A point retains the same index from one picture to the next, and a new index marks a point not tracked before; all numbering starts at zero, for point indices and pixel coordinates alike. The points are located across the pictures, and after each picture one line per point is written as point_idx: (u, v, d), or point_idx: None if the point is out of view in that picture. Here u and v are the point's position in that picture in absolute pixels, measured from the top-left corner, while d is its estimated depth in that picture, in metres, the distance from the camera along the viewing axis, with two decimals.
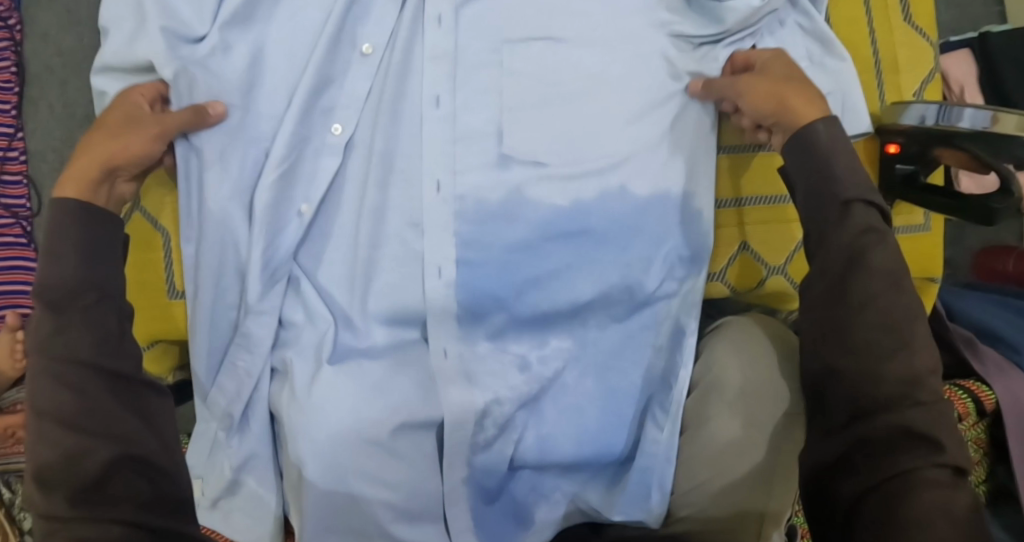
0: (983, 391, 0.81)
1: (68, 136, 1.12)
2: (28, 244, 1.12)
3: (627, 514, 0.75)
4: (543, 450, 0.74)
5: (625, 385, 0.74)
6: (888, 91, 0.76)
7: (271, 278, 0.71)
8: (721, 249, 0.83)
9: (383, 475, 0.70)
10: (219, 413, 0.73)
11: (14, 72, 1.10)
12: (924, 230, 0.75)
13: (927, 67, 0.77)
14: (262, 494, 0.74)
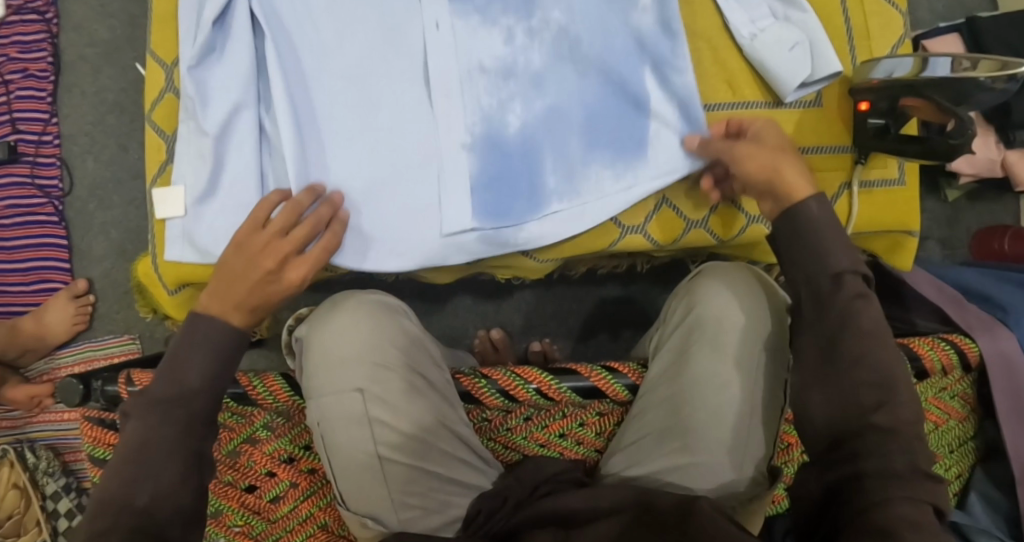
0: (967, 343, 0.83)
1: (98, 121, 1.19)
2: (59, 222, 1.18)
3: (641, 160, 0.72)
4: (553, 115, 0.71)
5: (623, 45, 0.72)
6: (861, 53, 0.80)
7: (240, 31, 0.71)
8: None
9: (374, 211, 0.71)
10: (201, 127, 0.71)
11: (50, 60, 1.18)
12: (899, 184, 0.78)
13: (897, 32, 0.80)
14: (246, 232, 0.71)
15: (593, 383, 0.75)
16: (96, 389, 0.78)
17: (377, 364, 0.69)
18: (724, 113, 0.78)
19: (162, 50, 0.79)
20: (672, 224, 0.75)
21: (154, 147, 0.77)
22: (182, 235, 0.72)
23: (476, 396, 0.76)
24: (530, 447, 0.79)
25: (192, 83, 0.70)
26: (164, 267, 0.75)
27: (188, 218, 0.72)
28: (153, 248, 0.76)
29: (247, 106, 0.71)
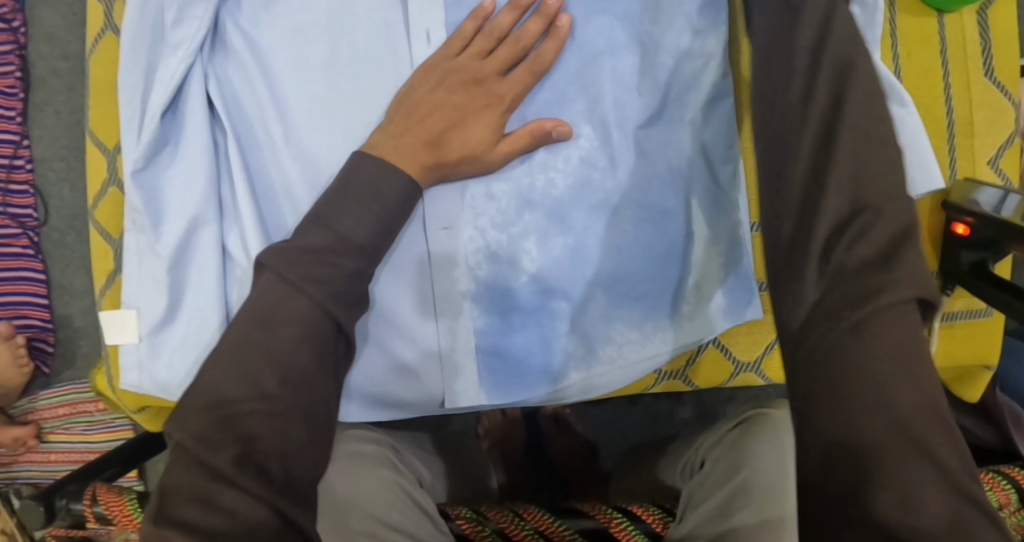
0: None
1: (74, 144, 1.08)
2: (36, 255, 1.09)
3: (673, 317, 0.63)
4: (577, 261, 0.61)
5: (662, 173, 0.61)
6: (960, 159, 0.67)
7: (199, 131, 0.64)
8: (761, 335, 0.68)
9: (366, 364, 0.63)
10: (155, 247, 0.64)
11: (18, 76, 1.06)
12: (986, 315, 0.67)
13: (1006, 127, 0.67)
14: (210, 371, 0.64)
15: (603, 525, 0.66)
16: (62, 508, 0.72)
17: (382, 519, 0.60)
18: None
19: (102, 132, 0.68)
20: (721, 367, 0.69)
21: (101, 253, 0.68)
22: (138, 366, 0.65)
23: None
24: None
25: (137, 189, 0.63)
26: (121, 392, 0.68)
27: (143, 348, 0.65)
28: (108, 364, 0.69)
29: (207, 220, 0.64)
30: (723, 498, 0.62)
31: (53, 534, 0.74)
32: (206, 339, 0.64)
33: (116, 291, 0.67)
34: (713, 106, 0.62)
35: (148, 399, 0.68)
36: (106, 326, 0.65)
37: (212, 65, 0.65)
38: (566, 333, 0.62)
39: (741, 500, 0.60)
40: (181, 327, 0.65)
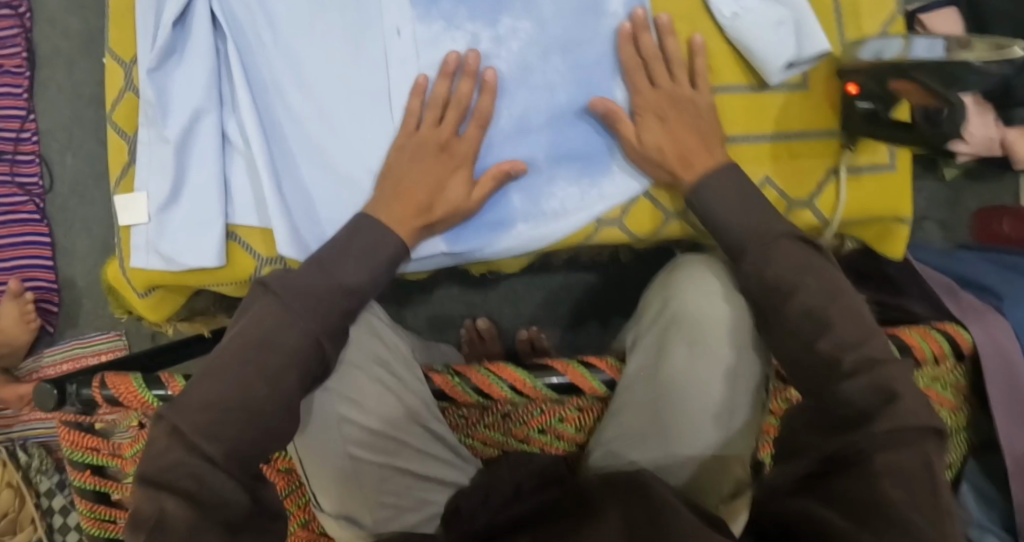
0: (960, 333, 0.81)
1: (75, 117, 1.17)
2: (42, 219, 1.17)
3: (608, 172, 0.75)
4: (521, 127, 0.74)
5: (592, 60, 0.74)
6: (849, 28, 0.76)
7: (203, 39, 0.73)
8: None
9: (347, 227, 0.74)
10: (163, 133, 0.73)
11: (25, 56, 1.15)
12: (891, 169, 0.76)
13: (890, 7, 0.76)
14: (210, 240, 0.73)
15: (571, 379, 0.74)
16: (71, 394, 0.79)
17: (375, 358, 0.72)
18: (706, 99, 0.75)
19: (120, 47, 0.77)
20: (649, 216, 0.75)
21: (115, 148, 0.77)
22: (146, 244, 0.74)
23: (449, 393, 0.75)
24: (510, 443, 0.78)
25: (151, 86, 0.73)
26: (132, 273, 0.76)
27: (151, 227, 0.74)
28: (119, 251, 0.77)
29: (209, 111, 0.73)
30: (661, 335, 0.73)
31: (61, 422, 0.81)
32: (206, 213, 0.73)
33: (129, 180, 0.76)
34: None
35: (156, 280, 0.76)
36: (120, 208, 0.74)
37: None
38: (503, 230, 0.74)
39: (674, 338, 0.72)
40: (184, 207, 0.74)
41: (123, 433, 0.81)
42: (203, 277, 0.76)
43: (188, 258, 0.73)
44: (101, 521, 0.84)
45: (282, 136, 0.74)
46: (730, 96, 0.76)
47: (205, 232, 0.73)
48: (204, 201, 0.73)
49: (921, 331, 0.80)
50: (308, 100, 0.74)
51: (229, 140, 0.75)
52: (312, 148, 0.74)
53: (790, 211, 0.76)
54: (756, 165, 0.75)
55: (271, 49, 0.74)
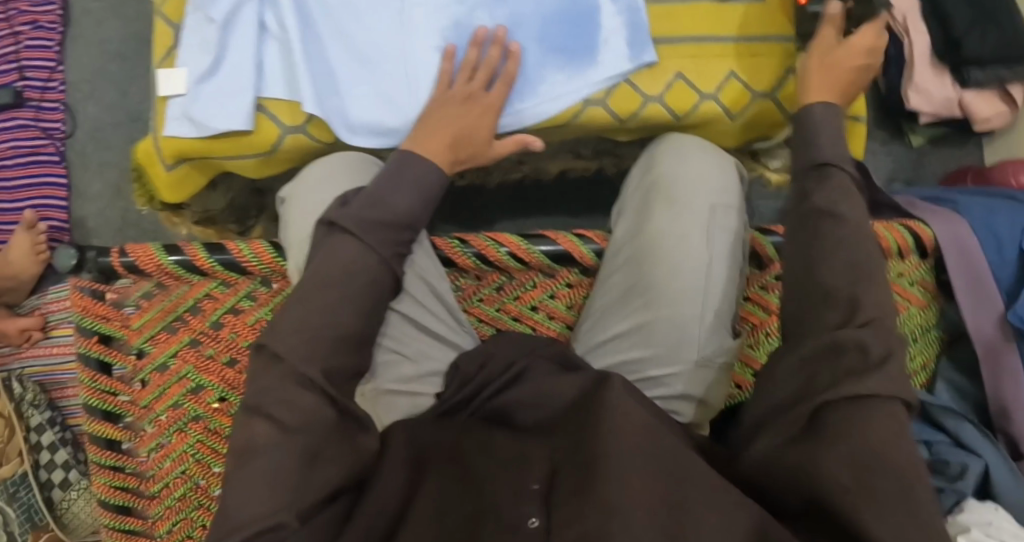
0: (923, 229, 0.87)
1: (102, 69, 1.26)
2: (61, 162, 1.23)
3: (593, 63, 0.80)
4: (514, 22, 0.81)
5: None
6: None
7: None
8: (658, 76, 0.81)
9: (365, 99, 0.81)
10: (209, 15, 0.83)
11: (60, 12, 1.25)
12: None
13: None
14: (241, 106, 0.81)
15: (563, 247, 0.79)
16: (91, 260, 0.83)
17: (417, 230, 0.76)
18: (674, 7, 0.83)
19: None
20: (631, 98, 0.81)
21: (162, 34, 0.87)
22: (180, 113, 0.83)
23: (451, 259, 0.79)
24: (502, 320, 0.82)
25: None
26: (162, 143, 0.83)
27: (188, 97, 0.83)
28: (153, 125, 0.85)
29: (251, 0, 0.84)
30: (643, 207, 0.78)
31: (76, 286, 0.81)
32: (239, 84, 0.82)
33: (171, 61, 0.86)
34: None
35: (182, 151, 0.83)
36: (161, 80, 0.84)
37: None
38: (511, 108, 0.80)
39: (656, 208, 0.77)
40: (217, 81, 0.82)
41: (133, 303, 0.83)
42: (230, 145, 0.83)
43: (214, 123, 0.81)
44: (101, 393, 0.83)
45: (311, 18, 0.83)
46: (694, 6, 0.83)
47: (239, 101, 0.81)
48: (239, 77, 0.82)
49: (888, 227, 0.86)
50: None
51: (266, 28, 0.85)
52: (338, 27, 0.83)
53: (754, 102, 0.83)
54: (716, 60, 0.82)
55: None
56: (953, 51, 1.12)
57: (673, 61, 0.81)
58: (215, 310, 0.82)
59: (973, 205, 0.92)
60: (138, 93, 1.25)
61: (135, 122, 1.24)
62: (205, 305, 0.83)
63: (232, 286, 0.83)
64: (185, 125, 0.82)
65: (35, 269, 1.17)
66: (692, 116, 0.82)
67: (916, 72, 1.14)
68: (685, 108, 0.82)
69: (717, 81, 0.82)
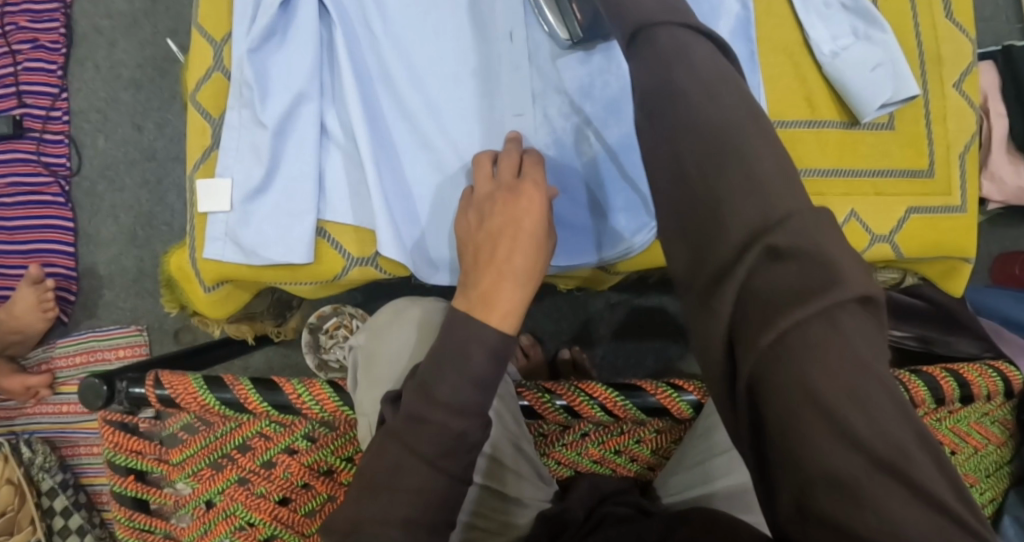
0: (1012, 371, 0.85)
1: (112, 98, 1.14)
2: (66, 203, 1.12)
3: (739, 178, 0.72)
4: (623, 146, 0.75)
5: None
6: (930, 75, 0.80)
7: (311, 25, 0.76)
8: (834, 215, 0.77)
9: (442, 230, 0.76)
10: (260, 117, 0.75)
11: (62, 31, 1.12)
12: (962, 212, 0.79)
13: (968, 57, 0.81)
14: (302, 232, 0.74)
15: (659, 400, 0.74)
16: (121, 391, 0.76)
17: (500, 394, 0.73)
18: (801, 131, 0.78)
19: (211, 26, 0.80)
20: (863, 234, 0.77)
21: (198, 130, 0.80)
22: (224, 233, 0.75)
23: (539, 411, 0.75)
24: (583, 464, 0.78)
25: (251, 67, 0.75)
26: (202, 264, 0.76)
27: (234, 215, 0.75)
28: (191, 240, 0.77)
29: (310, 98, 0.76)
30: None
31: (105, 421, 0.76)
32: (299, 206, 0.75)
33: (210, 163, 0.79)
34: (742, 32, 0.77)
35: (227, 274, 0.77)
36: (202, 194, 0.75)
37: None
38: (585, 251, 0.76)
39: None
40: (269, 197, 0.75)
41: (171, 434, 0.77)
42: (287, 271, 0.76)
43: (275, 250, 0.74)
44: (139, 531, 0.78)
45: (387, 131, 0.77)
46: (822, 132, 0.78)
47: (303, 223, 0.74)
48: (298, 192, 0.75)
49: (978, 369, 0.84)
50: (416, 95, 0.77)
51: (326, 132, 0.78)
52: (415, 145, 0.77)
53: (873, 244, 0.78)
54: (840, 199, 0.78)
55: (380, 47, 0.77)
56: None
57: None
58: (265, 450, 0.76)
59: None
60: (154, 130, 1.13)
61: (149, 161, 1.13)
62: (254, 443, 0.76)
63: (285, 426, 0.76)
64: (234, 249, 0.75)
65: (39, 324, 1.08)
66: (863, 258, 0.78)
67: (992, 158, 1.10)
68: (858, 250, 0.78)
69: (836, 222, 0.77)
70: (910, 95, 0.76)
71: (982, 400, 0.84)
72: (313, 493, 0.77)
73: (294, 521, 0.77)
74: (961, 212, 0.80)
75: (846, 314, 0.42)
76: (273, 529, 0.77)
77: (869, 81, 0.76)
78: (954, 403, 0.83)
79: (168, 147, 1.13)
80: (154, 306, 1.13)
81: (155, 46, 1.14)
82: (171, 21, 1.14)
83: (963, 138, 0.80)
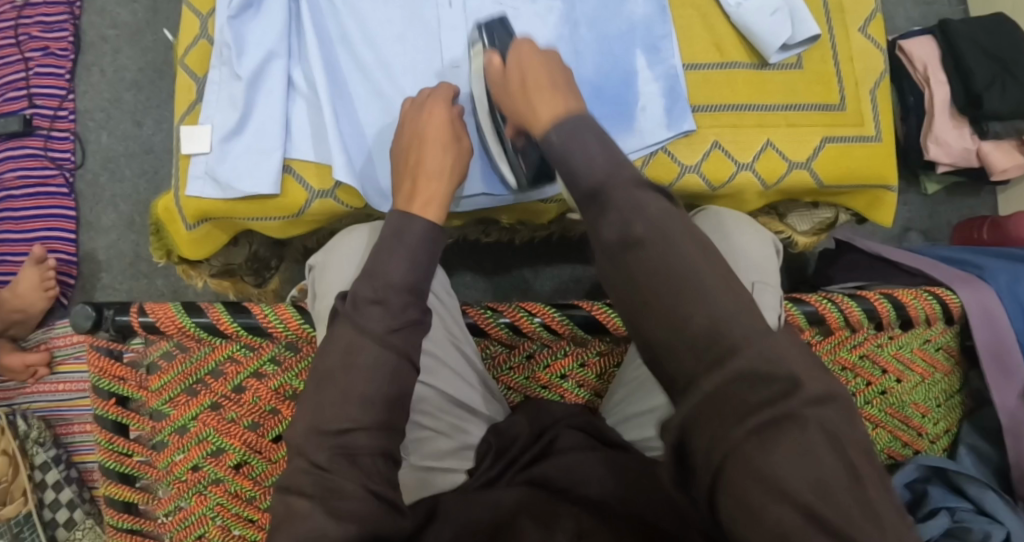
0: (949, 296, 0.87)
1: (115, 98, 1.24)
2: (69, 194, 1.21)
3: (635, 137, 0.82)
4: None
5: (625, 32, 0.85)
6: (836, 22, 0.88)
7: None
8: (749, 144, 0.83)
9: None
10: (236, 72, 0.83)
11: (71, 40, 1.24)
12: (876, 141, 0.85)
13: (868, 6, 0.89)
14: (268, 170, 0.81)
15: (593, 316, 0.78)
16: (108, 318, 0.80)
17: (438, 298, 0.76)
18: (711, 73, 0.85)
19: (198, 0, 0.89)
20: (777, 163, 0.83)
21: (184, 88, 0.87)
22: (204, 171, 0.82)
23: (484, 329, 0.78)
24: (531, 388, 0.81)
25: (229, 30, 0.83)
26: (185, 202, 0.83)
27: (212, 155, 0.82)
28: (176, 183, 0.84)
29: (279, 56, 0.84)
30: None
31: (92, 347, 0.80)
32: (267, 145, 0.82)
33: (195, 116, 0.86)
34: None
35: (209, 211, 0.83)
36: (184, 138, 0.83)
37: None
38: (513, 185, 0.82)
39: None
40: (241, 142, 0.82)
41: (151, 363, 0.81)
42: (255, 207, 0.83)
43: (242, 184, 0.81)
44: (117, 454, 0.81)
45: (345, 86, 0.85)
46: (733, 72, 0.85)
47: (268, 162, 0.81)
48: (267, 137, 0.82)
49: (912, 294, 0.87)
50: (370, 51, 0.85)
51: (293, 85, 0.85)
52: (372, 96, 0.84)
53: (789, 171, 0.83)
54: (754, 130, 0.83)
55: (340, 11, 0.86)
56: (974, 105, 1.11)
57: (710, 129, 0.83)
58: (237, 374, 0.81)
59: (998, 271, 0.91)
60: (153, 125, 1.23)
61: (148, 154, 1.22)
62: (228, 368, 0.81)
63: (255, 350, 0.81)
64: (210, 183, 0.82)
65: (41, 303, 1.15)
66: (779, 185, 0.83)
67: (936, 123, 1.15)
68: (775, 177, 0.83)
69: (752, 151, 0.83)
70: (810, 36, 0.84)
71: (920, 324, 0.86)
72: (280, 418, 0.81)
73: (262, 446, 0.81)
74: (873, 142, 0.85)
75: (810, 415, 0.49)
76: (244, 454, 0.81)
77: (772, 20, 0.83)
78: (893, 328, 0.86)
79: (165, 141, 1.22)
80: (147, 288, 1.20)
81: (156, 51, 1.25)
82: (169, 29, 1.25)
83: (871, 74, 0.86)
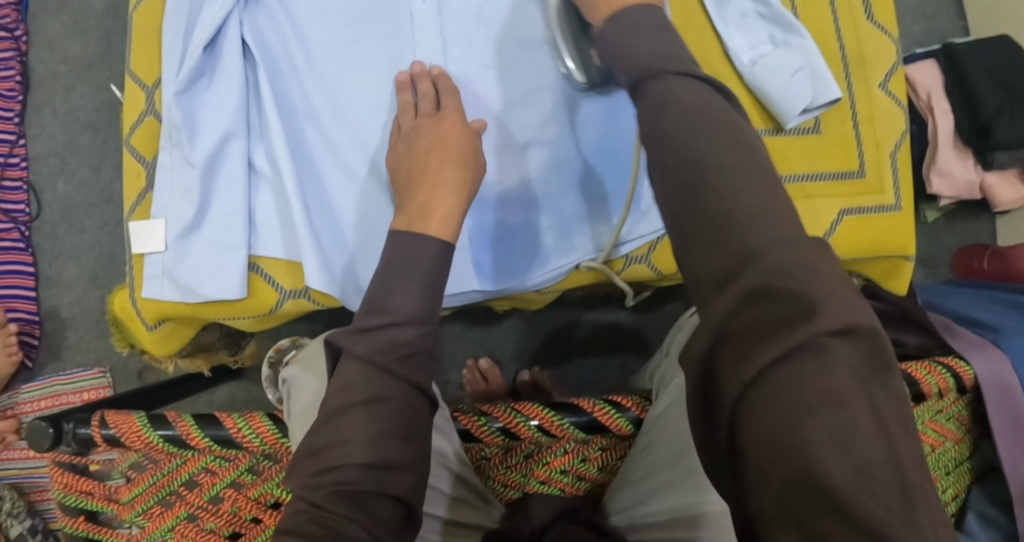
0: (961, 366, 0.84)
1: (70, 141, 1.15)
2: (26, 247, 1.13)
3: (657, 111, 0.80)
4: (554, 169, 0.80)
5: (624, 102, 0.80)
6: (857, 80, 0.82)
7: (235, 60, 0.77)
8: None
9: (370, 257, 0.78)
10: (189, 157, 0.76)
11: (17, 79, 1.14)
12: (897, 210, 0.80)
13: (891, 57, 0.82)
14: (233, 271, 0.77)
15: (597, 417, 0.74)
16: (68, 433, 0.75)
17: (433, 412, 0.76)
18: None
19: (143, 71, 0.81)
20: None
21: (133, 173, 0.81)
22: (161, 272, 0.77)
23: (476, 434, 0.75)
24: (530, 484, 0.77)
25: (178, 108, 0.76)
26: (143, 304, 0.79)
27: (169, 255, 0.77)
28: (131, 283, 0.80)
29: (237, 136, 0.77)
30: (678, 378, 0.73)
31: (55, 462, 0.77)
32: (231, 240, 0.77)
33: (145, 206, 0.80)
34: None
35: (169, 311, 0.79)
36: (135, 234, 0.77)
37: (247, 14, 0.78)
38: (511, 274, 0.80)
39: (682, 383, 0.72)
40: (201, 238, 0.77)
41: (120, 474, 0.77)
42: (219, 307, 0.79)
43: (208, 286, 0.77)
44: None
45: (314, 168, 0.79)
46: None
47: (231, 261, 0.77)
48: (228, 231, 0.77)
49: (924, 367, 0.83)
50: (340, 125, 0.79)
51: (255, 167, 0.79)
52: (342, 181, 0.79)
53: None
54: None
55: (303, 81, 0.79)
56: (981, 136, 1.06)
57: None
58: (213, 485, 0.76)
59: (1013, 334, 0.90)
60: (112, 171, 1.15)
61: (109, 203, 1.15)
62: (202, 479, 0.76)
63: (231, 459, 0.76)
64: (166, 281, 0.77)
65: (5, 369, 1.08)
66: None
67: (940, 154, 1.10)
68: None
69: None
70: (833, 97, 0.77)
71: (932, 397, 0.82)
72: (259, 526, 0.76)
73: None
74: (895, 211, 0.80)
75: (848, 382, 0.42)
76: None
77: (795, 81, 0.76)
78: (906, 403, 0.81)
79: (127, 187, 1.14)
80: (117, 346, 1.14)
81: (112, 89, 1.16)
82: (122, 64, 1.16)
83: (891, 137, 0.81)
